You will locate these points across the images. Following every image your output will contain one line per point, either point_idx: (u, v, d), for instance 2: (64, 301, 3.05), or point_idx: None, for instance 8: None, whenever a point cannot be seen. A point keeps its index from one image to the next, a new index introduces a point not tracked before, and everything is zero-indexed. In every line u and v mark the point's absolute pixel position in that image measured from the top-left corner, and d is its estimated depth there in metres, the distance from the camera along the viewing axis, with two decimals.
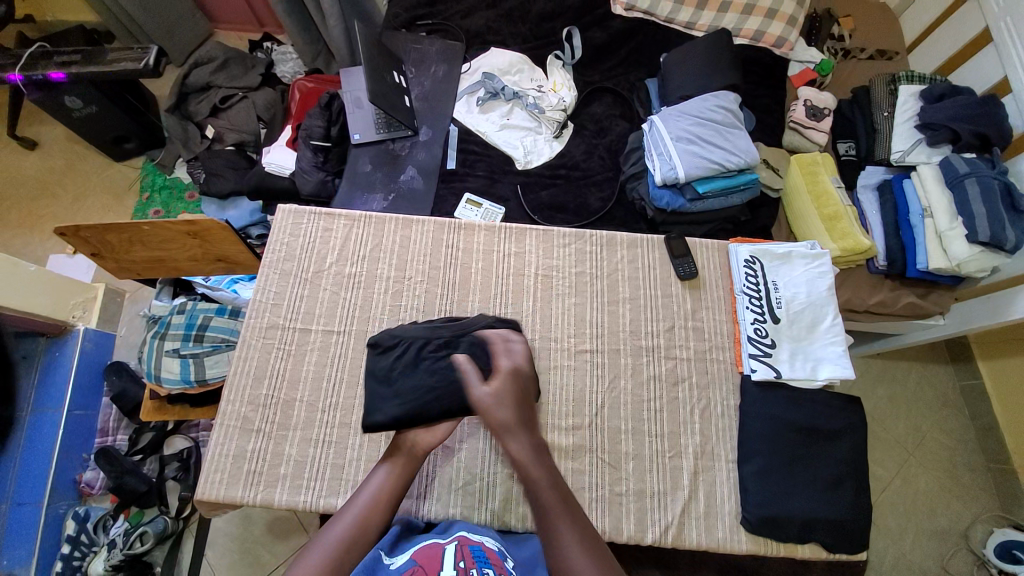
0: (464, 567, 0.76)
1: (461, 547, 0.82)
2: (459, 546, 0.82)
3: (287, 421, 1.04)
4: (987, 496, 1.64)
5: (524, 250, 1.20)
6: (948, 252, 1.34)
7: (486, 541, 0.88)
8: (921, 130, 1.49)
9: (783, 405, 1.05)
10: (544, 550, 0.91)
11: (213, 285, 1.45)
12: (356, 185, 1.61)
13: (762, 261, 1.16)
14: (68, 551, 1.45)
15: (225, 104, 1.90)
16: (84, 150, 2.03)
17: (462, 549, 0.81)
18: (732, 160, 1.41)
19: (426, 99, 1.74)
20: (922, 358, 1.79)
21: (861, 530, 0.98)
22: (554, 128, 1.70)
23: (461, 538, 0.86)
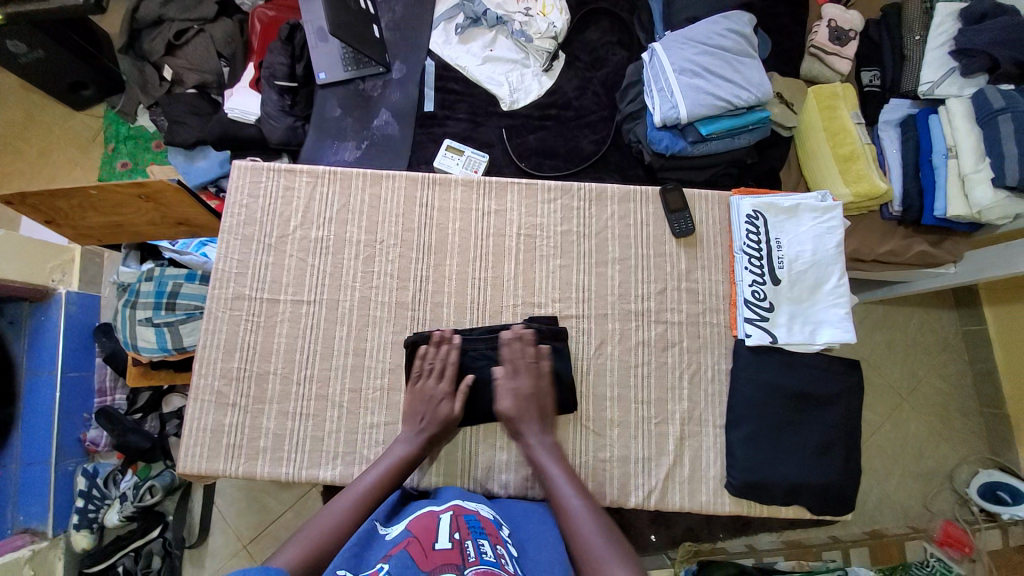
0: (458, 538, 0.75)
1: (455, 518, 0.81)
2: (454, 516, 0.81)
3: (262, 395, 1.01)
4: (975, 438, 1.65)
5: (505, 208, 1.10)
6: (968, 198, 1.22)
7: (481, 509, 0.88)
8: (956, 58, 1.30)
9: (777, 370, 1.00)
10: (537, 514, 0.91)
11: (181, 248, 1.35)
12: (325, 133, 1.47)
13: (766, 216, 1.06)
14: (82, 505, 1.49)
15: (180, 39, 1.68)
16: (37, 98, 1.85)
17: (456, 519, 0.80)
18: (742, 97, 1.25)
19: (399, 28, 1.54)
20: (927, 305, 1.72)
21: (846, 490, 0.97)
22: (543, 60, 1.51)
23: (455, 506, 0.85)
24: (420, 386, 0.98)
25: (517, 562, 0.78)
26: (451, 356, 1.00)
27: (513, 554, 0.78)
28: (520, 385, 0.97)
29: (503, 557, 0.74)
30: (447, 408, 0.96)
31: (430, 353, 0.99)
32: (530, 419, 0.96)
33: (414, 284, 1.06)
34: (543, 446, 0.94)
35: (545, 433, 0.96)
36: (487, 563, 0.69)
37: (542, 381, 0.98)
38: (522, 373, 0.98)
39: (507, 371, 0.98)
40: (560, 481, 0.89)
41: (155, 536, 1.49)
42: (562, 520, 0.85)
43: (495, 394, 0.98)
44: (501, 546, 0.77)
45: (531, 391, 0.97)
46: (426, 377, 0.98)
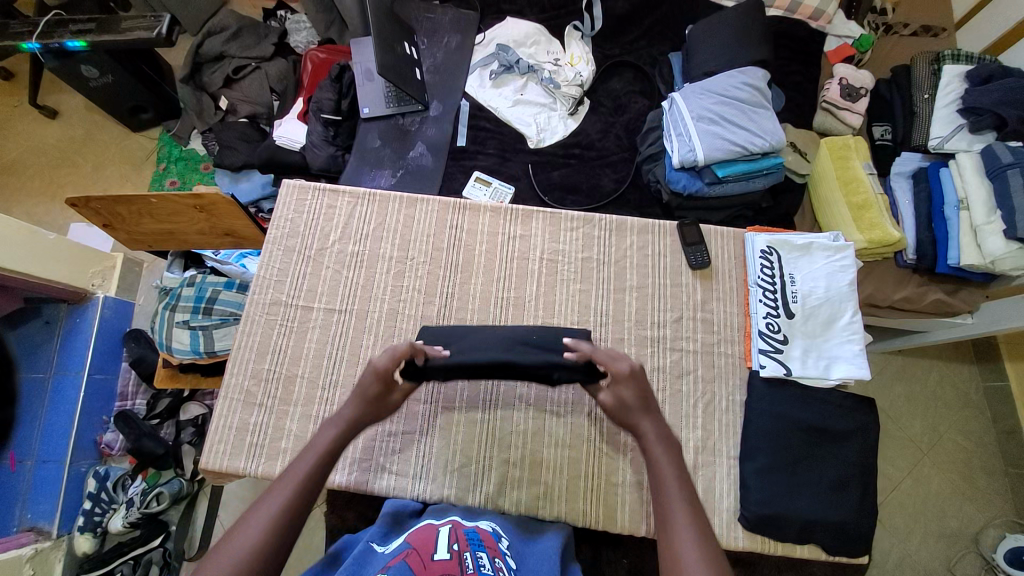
0: (457, 549, 0.75)
1: (454, 530, 0.82)
2: (453, 529, 0.82)
3: (289, 397, 1.05)
4: (1003, 501, 1.58)
5: (530, 233, 1.17)
6: (981, 248, 1.25)
7: (480, 524, 0.87)
8: (964, 115, 1.38)
9: (793, 404, 1.01)
10: (545, 539, 0.88)
11: (222, 258, 1.49)
12: (365, 161, 1.58)
13: (779, 252, 1.10)
14: (90, 507, 1.50)
15: (238, 74, 1.86)
16: (101, 119, 2.03)
17: (455, 531, 0.81)
18: (756, 143, 1.32)
19: (438, 72, 1.69)
20: (946, 357, 1.71)
21: (863, 533, 0.95)
22: (569, 105, 1.63)
23: (455, 522, 0.86)
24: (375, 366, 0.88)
25: (516, 574, 0.75)
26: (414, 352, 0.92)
27: (511, 567, 0.76)
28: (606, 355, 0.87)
29: (501, 570, 0.73)
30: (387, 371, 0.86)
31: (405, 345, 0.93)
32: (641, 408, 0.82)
33: (440, 299, 1.12)
34: (655, 436, 0.78)
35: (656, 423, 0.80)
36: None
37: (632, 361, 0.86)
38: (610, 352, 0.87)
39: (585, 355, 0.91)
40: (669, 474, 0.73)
41: (156, 544, 1.48)
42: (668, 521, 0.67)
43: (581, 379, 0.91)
44: (500, 559, 0.76)
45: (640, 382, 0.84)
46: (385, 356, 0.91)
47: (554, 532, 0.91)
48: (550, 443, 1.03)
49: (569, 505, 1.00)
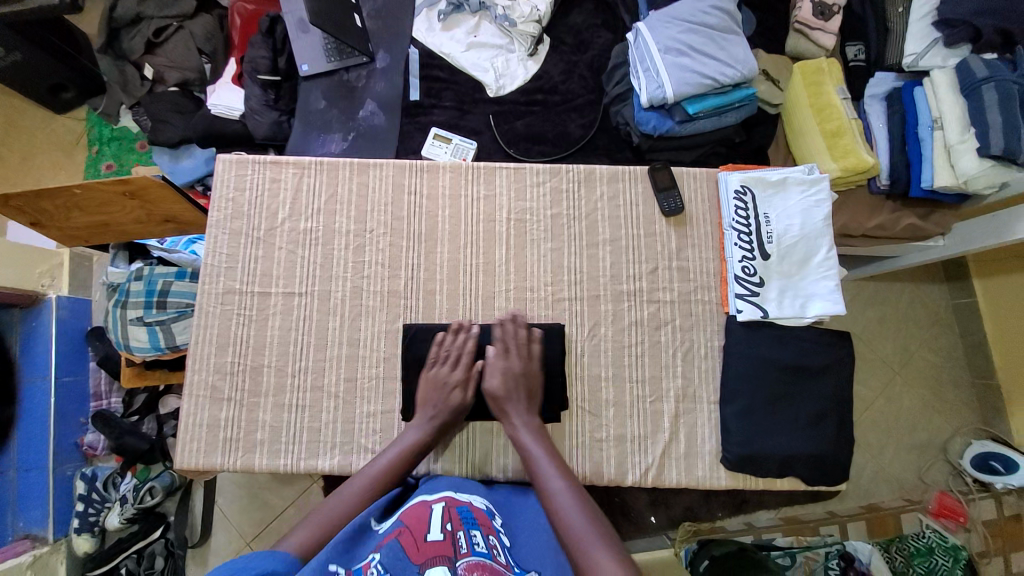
0: (451, 529, 0.75)
1: (448, 509, 0.81)
2: (446, 506, 0.82)
3: (257, 388, 1.01)
4: (968, 409, 1.68)
5: (494, 192, 1.09)
6: (955, 168, 1.23)
7: (473, 500, 0.88)
8: (940, 28, 1.31)
9: (769, 344, 1.00)
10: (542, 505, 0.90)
11: (169, 247, 1.33)
12: (311, 126, 1.45)
13: (754, 191, 1.06)
14: (83, 508, 1.47)
15: (160, 37, 1.63)
16: (16, 101, 1.78)
17: (449, 510, 0.81)
18: (728, 74, 1.25)
19: (381, 17, 1.53)
20: (917, 278, 1.74)
21: (840, 459, 0.98)
22: (528, 45, 1.50)
23: (448, 498, 0.86)
24: (435, 372, 0.98)
25: (509, 552, 0.77)
26: (469, 345, 1.00)
27: (505, 544, 0.78)
28: (511, 365, 0.97)
29: (495, 548, 0.74)
30: (458, 382, 0.97)
31: (451, 342, 1.00)
32: (517, 398, 0.96)
33: (406, 272, 1.06)
34: (526, 429, 0.93)
35: (530, 417, 0.95)
36: (479, 555, 0.70)
37: (531, 364, 0.98)
38: (515, 355, 0.98)
39: (498, 351, 0.98)
40: (541, 461, 0.89)
41: (157, 536, 1.46)
42: (546, 500, 0.84)
43: (485, 372, 0.98)
44: (494, 537, 0.78)
45: (521, 373, 0.97)
46: (440, 362, 0.99)
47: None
48: None
49: None
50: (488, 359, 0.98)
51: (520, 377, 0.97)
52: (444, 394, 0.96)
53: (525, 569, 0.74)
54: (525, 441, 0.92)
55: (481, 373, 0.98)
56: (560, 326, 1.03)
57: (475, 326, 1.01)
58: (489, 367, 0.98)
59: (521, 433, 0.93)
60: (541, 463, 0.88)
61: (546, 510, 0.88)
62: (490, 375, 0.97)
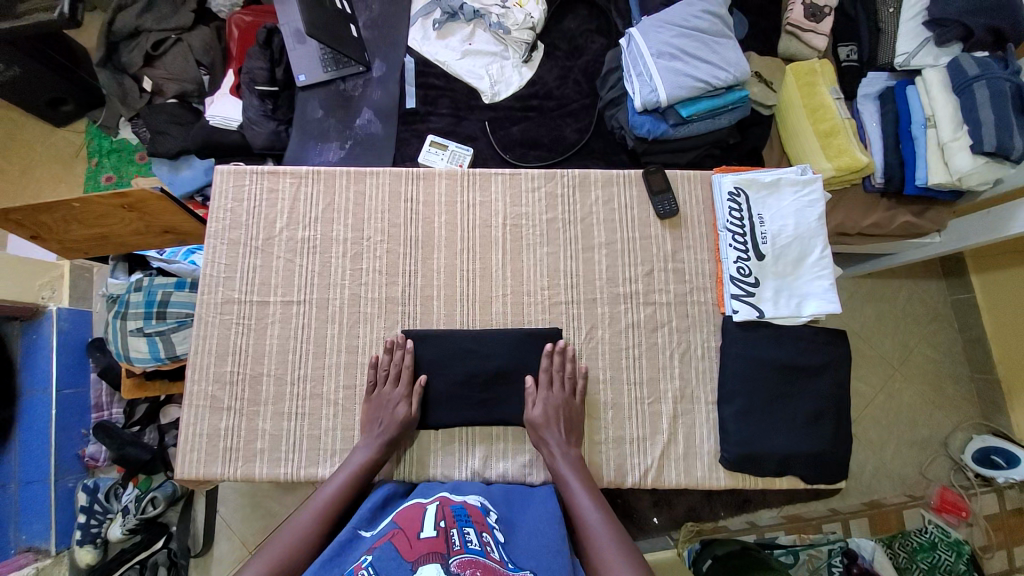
0: (444, 527, 0.75)
1: (441, 508, 0.82)
2: (440, 506, 0.82)
3: (257, 397, 1.01)
4: (969, 405, 1.68)
5: (490, 198, 1.10)
6: (948, 166, 1.24)
7: (468, 499, 0.88)
8: (931, 28, 1.33)
9: (766, 344, 1.01)
10: (538, 502, 0.91)
11: (169, 257, 1.39)
12: (308, 134, 1.46)
13: (747, 192, 1.06)
14: (85, 520, 1.46)
15: (158, 50, 1.65)
16: (18, 116, 1.80)
17: (443, 509, 0.81)
18: (720, 77, 1.26)
19: (377, 27, 1.55)
20: (915, 275, 1.75)
21: (839, 457, 0.98)
22: (523, 52, 1.51)
23: (443, 498, 0.86)
24: (377, 393, 0.98)
25: (504, 548, 0.77)
26: (406, 361, 1.00)
27: (499, 540, 0.77)
28: (553, 397, 0.97)
29: (489, 545, 0.74)
30: (399, 403, 0.97)
31: (387, 361, 1.00)
32: (553, 430, 0.95)
33: (403, 279, 1.07)
34: (564, 457, 0.93)
35: (568, 443, 0.95)
36: (472, 552, 0.70)
37: (574, 396, 0.99)
38: (558, 387, 0.99)
39: (542, 383, 0.99)
40: (577, 490, 0.89)
41: (159, 547, 1.46)
42: (582, 532, 0.84)
43: (527, 402, 0.98)
44: (488, 534, 0.77)
45: (564, 405, 0.97)
46: (381, 383, 0.99)
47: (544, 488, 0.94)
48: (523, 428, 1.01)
49: None
50: (530, 387, 0.98)
51: (562, 408, 0.97)
52: (390, 412, 0.96)
53: (520, 566, 0.73)
54: (564, 473, 0.92)
55: (422, 387, 0.98)
56: (558, 330, 1.04)
57: (409, 340, 1.01)
58: (533, 396, 0.98)
59: (561, 464, 0.93)
60: (579, 497, 0.88)
61: (544, 508, 0.88)
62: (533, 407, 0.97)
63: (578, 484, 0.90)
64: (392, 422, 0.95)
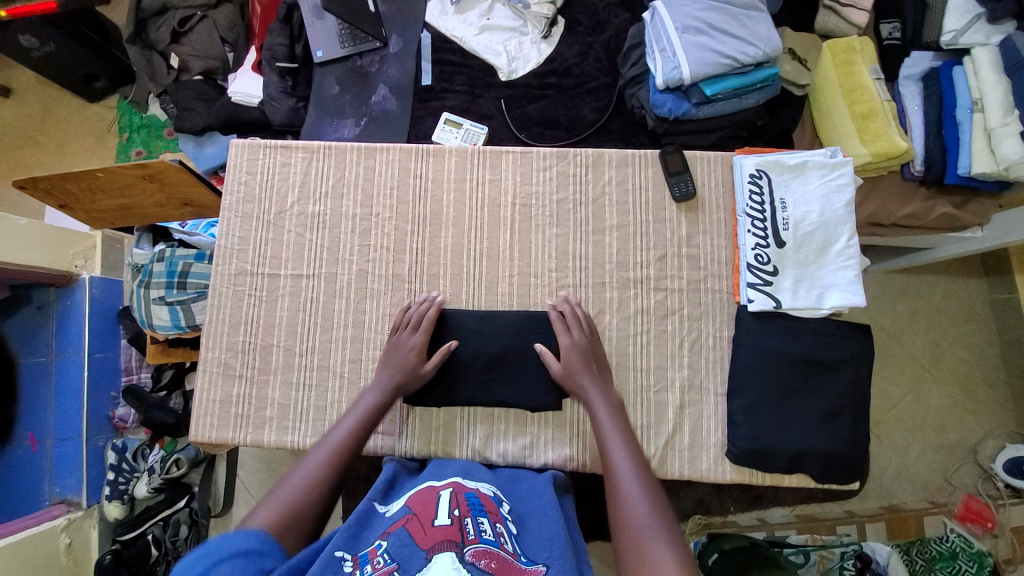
0: (458, 515, 0.74)
1: (455, 495, 0.80)
2: (454, 493, 0.80)
3: (267, 367, 1.03)
4: (1005, 412, 1.58)
5: (499, 177, 1.08)
6: (995, 154, 1.14)
7: (481, 486, 0.86)
8: (983, 3, 1.21)
9: (781, 336, 0.96)
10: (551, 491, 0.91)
11: (190, 230, 1.38)
12: (324, 111, 1.46)
13: (771, 175, 1.00)
14: (113, 477, 1.53)
15: (185, 26, 1.65)
16: (54, 90, 1.86)
17: (456, 496, 0.79)
18: (749, 53, 1.19)
19: (395, 1, 1.52)
20: (955, 272, 1.64)
21: (853, 458, 0.94)
22: (542, 27, 1.47)
23: (455, 483, 0.84)
24: (397, 336, 0.99)
25: (516, 540, 0.75)
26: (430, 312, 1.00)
27: (513, 533, 0.76)
28: (577, 341, 0.96)
29: (503, 536, 0.73)
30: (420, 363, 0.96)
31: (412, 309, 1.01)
32: (591, 376, 0.93)
33: (410, 256, 1.06)
34: (602, 409, 0.90)
35: (604, 392, 0.93)
36: (487, 542, 0.70)
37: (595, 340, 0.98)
38: (575, 330, 0.97)
39: (565, 327, 0.97)
40: (615, 442, 0.86)
41: (181, 506, 1.52)
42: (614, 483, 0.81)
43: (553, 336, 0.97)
44: (501, 525, 0.76)
45: (591, 348, 0.96)
46: (402, 327, 1.00)
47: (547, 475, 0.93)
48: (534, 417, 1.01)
49: (556, 450, 1.00)
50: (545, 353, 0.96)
51: (587, 351, 0.96)
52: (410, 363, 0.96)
53: (532, 560, 0.72)
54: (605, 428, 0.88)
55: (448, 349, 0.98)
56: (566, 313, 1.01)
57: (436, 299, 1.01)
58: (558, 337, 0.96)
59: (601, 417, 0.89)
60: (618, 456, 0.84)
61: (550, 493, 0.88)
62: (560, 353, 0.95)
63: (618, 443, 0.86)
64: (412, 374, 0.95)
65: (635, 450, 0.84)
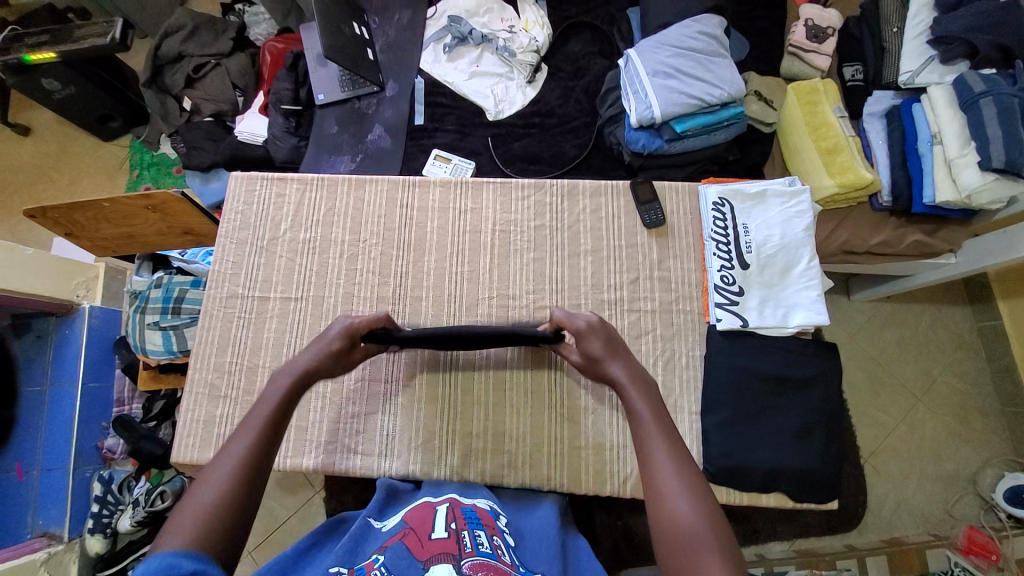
0: (455, 528, 0.73)
1: (452, 509, 0.79)
2: (450, 507, 0.80)
3: (252, 386, 1.06)
4: (998, 440, 1.57)
5: (482, 205, 1.15)
6: (956, 183, 1.21)
7: (477, 502, 0.86)
8: (935, 45, 1.33)
9: (752, 354, 0.99)
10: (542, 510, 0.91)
11: (189, 258, 1.50)
12: (323, 148, 1.56)
13: (732, 203, 1.08)
14: (97, 510, 1.51)
15: (199, 73, 1.79)
16: (73, 131, 1.99)
17: (453, 511, 0.79)
18: (714, 94, 1.28)
19: (392, 51, 1.66)
20: (936, 301, 1.68)
21: (830, 476, 0.95)
22: (527, 73, 1.59)
23: (453, 500, 0.84)
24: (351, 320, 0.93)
25: (514, 552, 0.75)
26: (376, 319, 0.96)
27: (509, 544, 0.75)
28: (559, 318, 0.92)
29: (500, 549, 0.71)
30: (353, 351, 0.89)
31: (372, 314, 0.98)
32: (615, 362, 0.86)
33: (395, 279, 1.11)
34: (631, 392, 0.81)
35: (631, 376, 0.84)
36: (484, 555, 0.67)
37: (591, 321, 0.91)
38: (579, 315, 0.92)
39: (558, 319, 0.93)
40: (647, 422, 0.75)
41: None
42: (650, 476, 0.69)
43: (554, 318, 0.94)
44: (498, 538, 0.75)
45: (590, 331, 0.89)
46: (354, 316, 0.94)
47: (546, 508, 0.92)
48: (510, 437, 1.02)
49: (533, 471, 1.01)
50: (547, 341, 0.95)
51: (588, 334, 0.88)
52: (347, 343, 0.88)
53: (531, 569, 0.72)
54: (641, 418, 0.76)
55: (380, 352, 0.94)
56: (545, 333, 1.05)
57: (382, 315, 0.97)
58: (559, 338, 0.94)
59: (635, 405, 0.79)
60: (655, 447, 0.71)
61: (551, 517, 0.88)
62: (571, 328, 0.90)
63: (656, 433, 0.74)
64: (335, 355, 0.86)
65: (677, 446, 0.71)
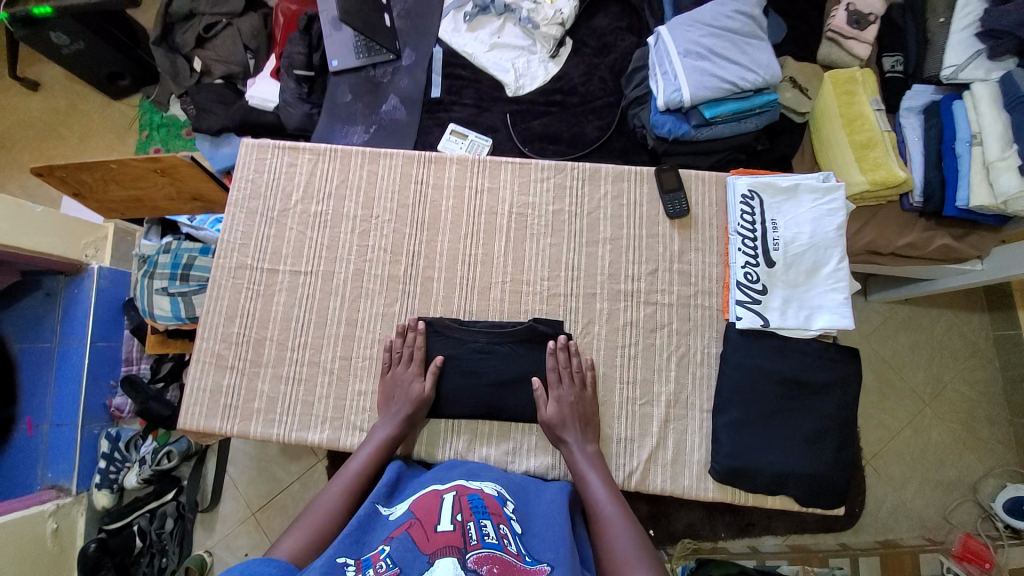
0: (461, 520, 0.71)
1: (459, 499, 0.77)
2: (457, 496, 0.78)
3: (259, 359, 1.05)
4: (1005, 450, 1.55)
5: (498, 185, 1.11)
6: (993, 186, 1.15)
7: (484, 487, 0.84)
8: (985, 39, 1.24)
9: (768, 355, 0.96)
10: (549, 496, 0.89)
11: (197, 224, 1.44)
12: (336, 118, 1.51)
13: (762, 196, 1.03)
14: (104, 466, 1.54)
15: (209, 32, 1.71)
16: (82, 87, 1.94)
17: (459, 500, 0.77)
18: (748, 78, 1.22)
19: (410, 17, 1.58)
20: (957, 307, 1.64)
21: (835, 481, 0.93)
22: (550, 47, 1.52)
23: (460, 487, 0.82)
24: (391, 373, 1.00)
25: (520, 540, 0.75)
26: (417, 342, 1.01)
27: (516, 533, 0.75)
28: (566, 393, 0.97)
29: (506, 538, 0.71)
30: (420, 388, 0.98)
31: (398, 344, 1.02)
32: (575, 432, 0.94)
33: (406, 258, 1.09)
34: (583, 456, 0.92)
35: (586, 442, 0.94)
36: (489, 547, 0.67)
37: (587, 392, 0.98)
38: (568, 383, 0.97)
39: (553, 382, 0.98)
40: (599, 491, 0.88)
41: (169, 498, 1.53)
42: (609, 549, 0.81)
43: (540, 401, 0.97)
44: (504, 526, 0.74)
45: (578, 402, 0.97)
46: (396, 363, 1.01)
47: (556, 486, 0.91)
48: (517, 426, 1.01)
49: (539, 458, 1.00)
50: (539, 388, 0.97)
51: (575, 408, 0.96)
52: (403, 393, 0.98)
53: (535, 560, 0.71)
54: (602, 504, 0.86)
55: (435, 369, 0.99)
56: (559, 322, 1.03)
57: (422, 323, 1.02)
58: (545, 394, 0.97)
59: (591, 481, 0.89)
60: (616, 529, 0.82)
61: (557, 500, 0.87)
62: (548, 399, 0.97)
63: (616, 516, 0.84)
64: (416, 401, 0.96)
65: (637, 529, 0.82)
